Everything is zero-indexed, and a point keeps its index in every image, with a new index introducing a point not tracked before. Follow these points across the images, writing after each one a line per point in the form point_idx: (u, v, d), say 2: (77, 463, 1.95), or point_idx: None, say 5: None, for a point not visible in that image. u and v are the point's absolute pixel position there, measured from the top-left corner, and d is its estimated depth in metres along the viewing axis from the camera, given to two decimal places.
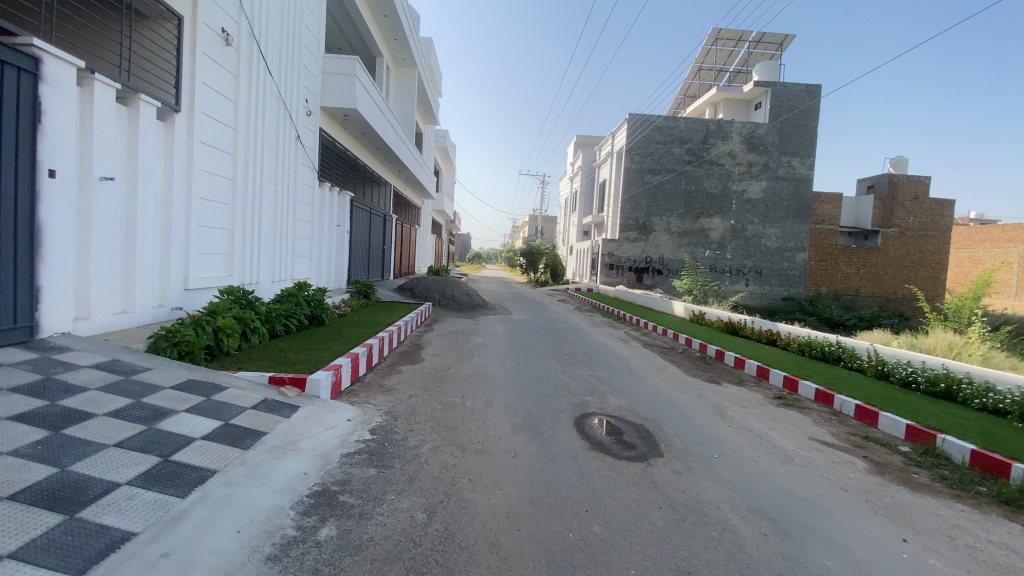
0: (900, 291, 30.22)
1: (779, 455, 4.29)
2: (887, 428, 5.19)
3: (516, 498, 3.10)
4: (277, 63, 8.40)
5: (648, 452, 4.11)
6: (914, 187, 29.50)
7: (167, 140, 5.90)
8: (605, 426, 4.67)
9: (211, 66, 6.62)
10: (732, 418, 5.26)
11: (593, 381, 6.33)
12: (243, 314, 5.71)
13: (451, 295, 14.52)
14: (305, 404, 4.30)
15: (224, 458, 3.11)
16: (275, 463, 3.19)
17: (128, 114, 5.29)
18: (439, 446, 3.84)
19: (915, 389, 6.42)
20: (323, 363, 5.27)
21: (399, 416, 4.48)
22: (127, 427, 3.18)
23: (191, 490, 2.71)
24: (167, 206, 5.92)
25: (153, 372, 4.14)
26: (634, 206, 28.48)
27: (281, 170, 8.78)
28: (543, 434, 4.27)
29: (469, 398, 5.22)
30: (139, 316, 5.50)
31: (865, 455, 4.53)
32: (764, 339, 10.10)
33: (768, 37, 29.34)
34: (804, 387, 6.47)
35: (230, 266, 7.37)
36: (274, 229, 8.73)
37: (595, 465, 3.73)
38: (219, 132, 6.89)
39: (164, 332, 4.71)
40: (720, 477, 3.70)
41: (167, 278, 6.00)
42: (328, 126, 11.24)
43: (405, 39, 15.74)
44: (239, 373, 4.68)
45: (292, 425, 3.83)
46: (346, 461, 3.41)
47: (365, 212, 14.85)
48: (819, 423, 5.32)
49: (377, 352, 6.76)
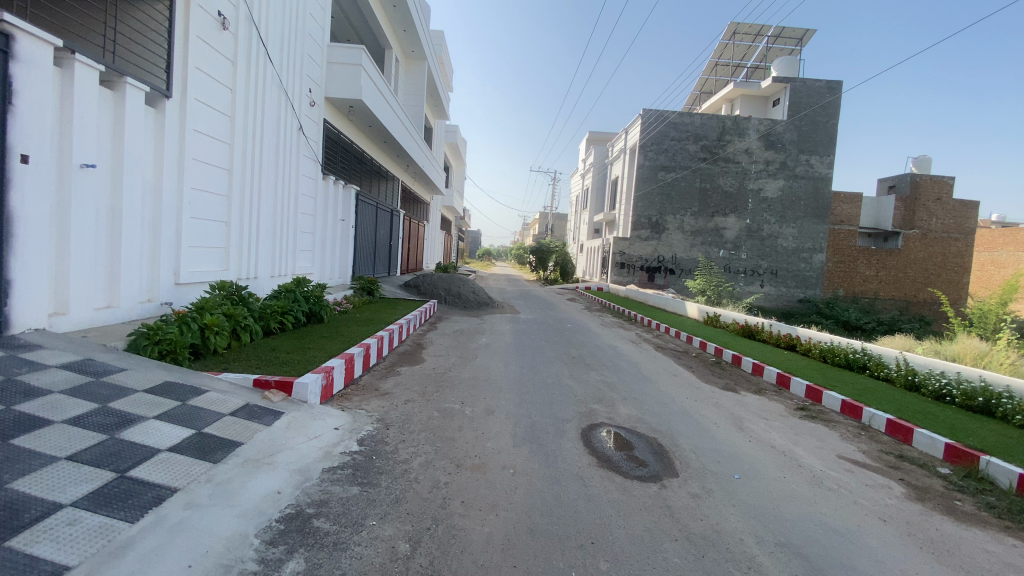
0: (920, 294, 29.37)
1: (806, 476, 3.89)
2: (924, 447, 4.74)
3: (512, 526, 2.76)
4: (278, 51, 8.11)
5: (661, 471, 3.73)
6: (937, 188, 28.69)
7: (157, 127, 5.64)
8: (614, 439, 4.30)
9: (207, 52, 6.35)
10: (751, 432, 4.86)
11: (602, 388, 5.96)
12: (233, 311, 5.41)
13: (458, 292, 14.20)
14: (289, 410, 3.97)
15: (189, 473, 2.81)
16: (246, 481, 2.87)
17: (115, 98, 5.03)
18: (431, 460, 3.51)
19: (949, 402, 5.94)
20: (315, 364, 4.96)
21: (392, 425, 4.15)
22: (85, 438, 2.89)
23: (144, 514, 2.41)
24: (157, 197, 5.66)
25: (127, 374, 3.86)
26: (647, 203, 27.92)
27: (282, 161, 8.49)
28: (546, 448, 3.92)
29: (468, 404, 4.87)
30: (124, 312, 5.25)
31: (901, 477, 4.10)
32: (783, 344, 9.61)
33: (787, 33, 28.58)
34: (829, 399, 6.02)
35: (226, 260, 7.11)
36: (274, 224, 8.45)
37: (602, 485, 3.37)
38: (216, 121, 6.62)
39: (144, 329, 4.43)
40: (742, 502, 3.33)
41: (157, 271, 5.75)
42: (332, 118, 10.94)
43: (414, 31, 15.44)
44: (223, 375, 4.38)
45: (273, 434, 3.51)
46: (327, 477, 3.08)
47: (372, 207, 14.60)
48: (847, 439, 4.88)
49: (376, 353, 6.46)
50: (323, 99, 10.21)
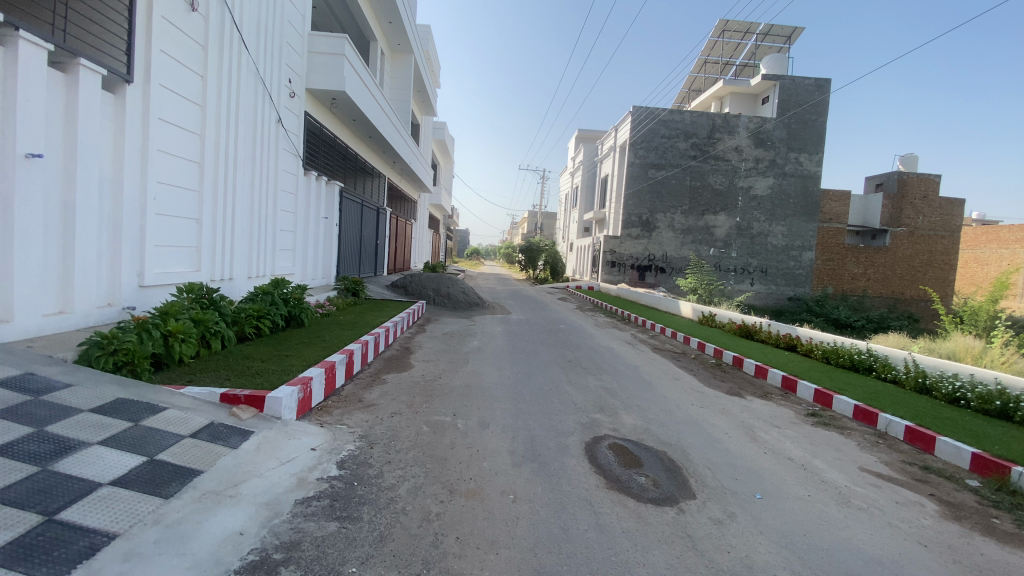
0: (908, 291, 29.54)
1: (831, 493, 3.57)
2: (947, 457, 4.46)
3: (516, 569, 2.36)
4: (254, 36, 7.61)
5: (676, 492, 3.36)
6: (924, 185, 28.85)
7: (117, 114, 5.14)
8: (621, 455, 3.93)
9: (173, 33, 5.83)
10: (765, 442, 4.53)
11: (603, 395, 5.59)
12: (203, 316, 4.95)
13: (447, 293, 13.78)
14: (259, 429, 3.53)
15: (134, 513, 2.38)
16: (201, 520, 2.43)
17: (66, 81, 4.53)
18: (421, 485, 3.12)
19: (964, 407, 5.69)
20: (292, 374, 4.51)
21: (376, 443, 3.73)
22: (10, 470, 2.44)
23: (70, 571, 1.97)
24: (118, 190, 5.16)
25: (73, 392, 3.38)
26: (637, 202, 27.71)
27: (259, 154, 7.98)
28: (548, 468, 3.53)
29: (461, 417, 4.47)
30: (80, 318, 4.76)
31: (931, 493, 3.80)
32: (782, 344, 9.35)
33: (775, 30, 28.58)
34: (840, 404, 5.73)
35: (197, 261, 6.61)
36: (250, 221, 7.95)
37: (615, 512, 3.00)
38: (185, 109, 6.13)
39: (98, 338, 3.95)
40: (769, 529, 2.98)
41: (117, 273, 5.23)
42: (314, 110, 10.42)
43: (400, 23, 14.96)
44: (186, 388, 3.91)
45: (239, 459, 3.07)
46: (299, 511, 2.66)
47: (357, 204, 14.10)
48: (866, 449, 4.59)
49: (360, 359, 6.03)
50: (303, 91, 9.71)
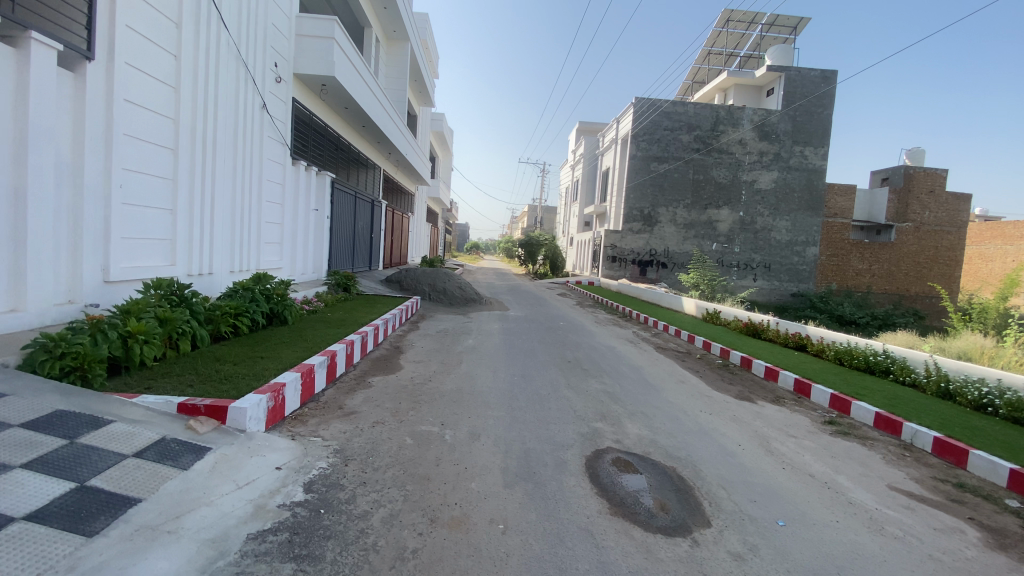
0: (913, 287, 29.14)
1: (863, 519, 3.19)
2: (981, 472, 4.07)
3: None
4: (235, 15, 7.15)
5: (688, 519, 2.97)
6: (930, 180, 28.33)
7: (76, 94, 4.68)
8: (625, 471, 3.53)
9: (142, 9, 5.39)
10: (782, 455, 4.15)
11: (605, 401, 5.18)
12: (170, 315, 4.53)
13: (442, 288, 13.37)
14: (216, 445, 3.13)
15: (44, 558, 1.97)
16: (129, 565, 2.04)
17: (15, 57, 4.09)
18: (398, 512, 2.72)
19: (992, 414, 5.31)
20: (264, 379, 4.10)
21: (352, 458, 3.34)
22: None
23: None
24: (77, 179, 4.72)
25: (4, 403, 2.96)
26: (639, 196, 27.23)
27: (241, 143, 7.55)
28: (544, 490, 3.14)
29: (449, 426, 4.08)
30: (34, 317, 4.34)
31: (970, 517, 3.40)
32: (791, 344, 8.93)
33: (781, 21, 28.04)
34: (860, 410, 5.34)
35: (172, 254, 6.21)
36: (232, 211, 7.52)
37: (619, 545, 2.62)
38: (156, 91, 5.69)
39: (44, 340, 3.53)
40: (796, 565, 2.59)
41: (78, 268, 4.82)
42: (302, 96, 9.93)
43: (396, 8, 14.46)
44: (140, 397, 3.51)
45: (187, 483, 2.67)
46: (250, 550, 2.27)
47: (350, 196, 13.66)
48: (892, 463, 4.21)
49: (345, 360, 5.65)
50: (291, 75, 9.25)
